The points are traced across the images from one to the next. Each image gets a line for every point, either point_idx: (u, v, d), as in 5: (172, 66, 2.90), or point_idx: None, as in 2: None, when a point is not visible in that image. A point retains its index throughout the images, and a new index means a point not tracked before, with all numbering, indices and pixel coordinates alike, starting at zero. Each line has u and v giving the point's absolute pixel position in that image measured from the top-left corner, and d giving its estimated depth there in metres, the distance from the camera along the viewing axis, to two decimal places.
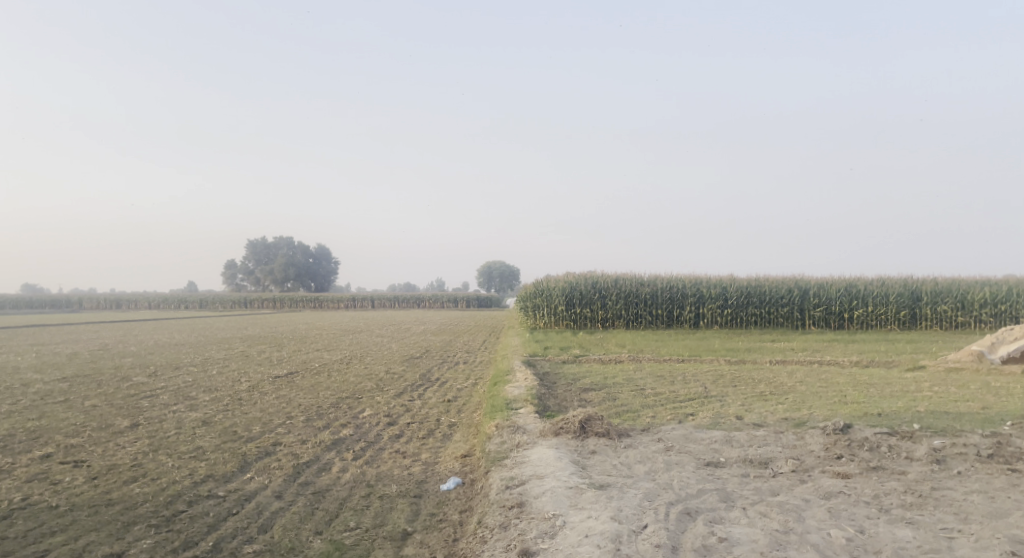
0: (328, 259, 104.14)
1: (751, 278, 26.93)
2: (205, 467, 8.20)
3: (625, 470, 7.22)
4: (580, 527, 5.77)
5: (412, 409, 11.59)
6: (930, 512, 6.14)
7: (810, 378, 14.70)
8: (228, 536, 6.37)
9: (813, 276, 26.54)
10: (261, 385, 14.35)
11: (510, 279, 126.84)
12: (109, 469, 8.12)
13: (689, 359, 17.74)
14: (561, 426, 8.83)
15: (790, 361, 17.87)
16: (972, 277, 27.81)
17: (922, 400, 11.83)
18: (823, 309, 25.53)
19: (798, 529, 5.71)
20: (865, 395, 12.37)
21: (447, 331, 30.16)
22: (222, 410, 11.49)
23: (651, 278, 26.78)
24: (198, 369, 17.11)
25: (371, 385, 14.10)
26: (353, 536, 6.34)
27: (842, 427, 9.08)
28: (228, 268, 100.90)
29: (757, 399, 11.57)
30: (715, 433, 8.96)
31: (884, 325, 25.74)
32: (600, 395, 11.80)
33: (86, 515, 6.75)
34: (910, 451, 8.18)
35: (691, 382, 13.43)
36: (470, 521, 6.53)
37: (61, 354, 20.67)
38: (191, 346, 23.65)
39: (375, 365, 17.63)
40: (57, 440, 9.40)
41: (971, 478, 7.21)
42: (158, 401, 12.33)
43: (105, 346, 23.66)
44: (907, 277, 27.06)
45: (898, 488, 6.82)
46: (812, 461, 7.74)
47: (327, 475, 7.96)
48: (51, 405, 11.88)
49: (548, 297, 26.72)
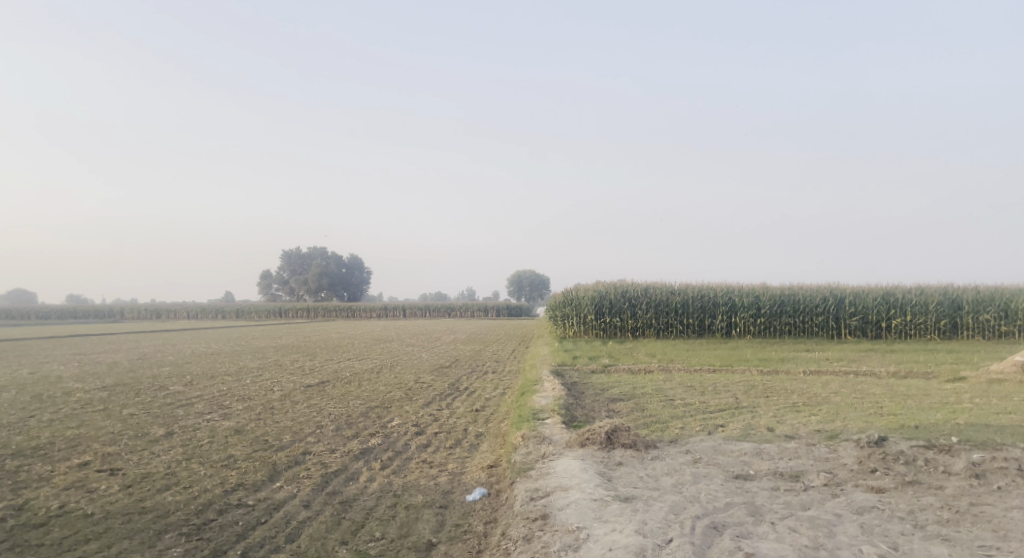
0: (360, 269, 105.13)
1: (784, 287, 26.54)
2: (236, 475, 8.30)
3: (651, 482, 7.14)
4: (604, 541, 5.71)
5: (440, 418, 11.61)
6: (967, 529, 5.96)
7: (845, 389, 14.40)
8: (256, 545, 6.42)
9: (849, 285, 26.08)
10: (292, 394, 14.50)
11: (541, 288, 126.90)
12: (143, 477, 8.26)
13: (720, 369, 17.49)
14: (588, 436, 8.77)
15: (824, 371, 17.54)
16: (1015, 285, 27.06)
17: (961, 411, 11.51)
18: (860, 318, 25.04)
19: (828, 545, 5.57)
20: (902, 406, 12.09)
21: (477, 340, 30.19)
22: (254, 419, 11.63)
23: (682, 287, 26.55)
24: (232, 378, 17.36)
25: (400, 395, 14.17)
26: (379, 546, 6.35)
27: (877, 439, 8.88)
28: (263, 278, 102.49)
29: (789, 410, 11.37)
30: (745, 445, 8.82)
31: (923, 334, 25.15)
32: (629, 406, 11.70)
33: (119, 522, 6.88)
34: (948, 465, 7.95)
35: (722, 393, 13.25)
36: (495, 532, 6.50)
37: (100, 363, 21.17)
38: (226, 355, 24.06)
39: (405, 374, 17.72)
40: (94, 448, 9.59)
41: (1012, 493, 6.98)
42: (192, 410, 12.53)
43: (143, 355, 24.17)
44: (947, 285, 26.42)
45: (934, 503, 6.63)
46: (844, 475, 7.57)
47: (355, 485, 8.01)
48: (89, 414, 12.14)
49: (577, 306, 26.63)
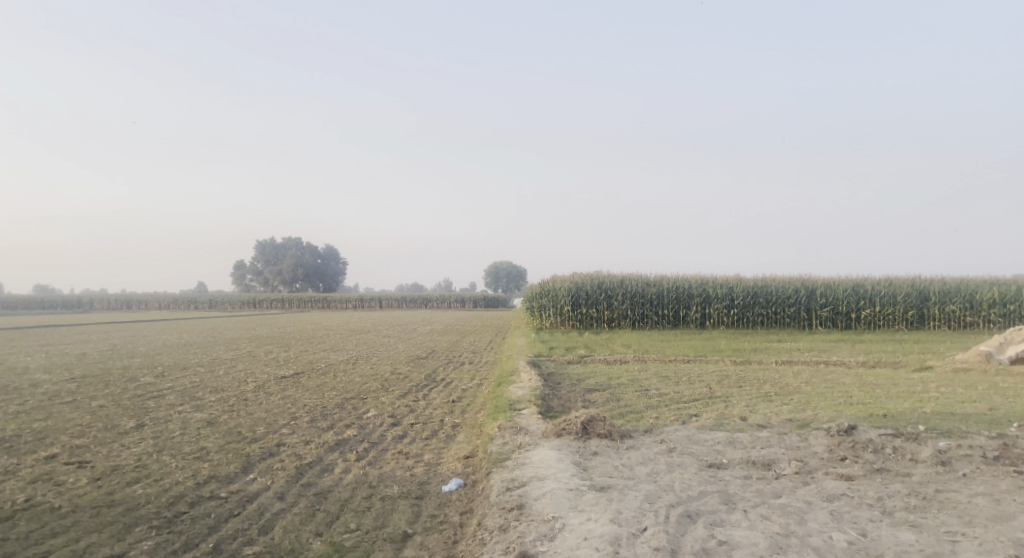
0: (335, 259, 104.37)
1: (758, 278, 26.84)
2: (208, 468, 8.21)
3: (626, 472, 7.19)
4: (579, 530, 5.75)
5: (416, 409, 11.59)
6: (933, 516, 6.09)
7: (815, 379, 14.63)
8: (229, 537, 6.37)
9: (820, 276, 26.46)
10: (266, 386, 14.37)
11: (518, 279, 127.28)
12: (113, 469, 8.16)
13: (694, 360, 17.65)
14: (564, 427, 8.81)
15: (796, 361, 17.81)
16: (981, 277, 27.63)
17: (928, 400, 11.75)
18: (831, 309, 25.43)
19: (798, 532, 5.67)
20: (871, 395, 12.31)
21: (454, 331, 30.15)
22: (227, 411, 11.53)
23: (657, 278, 26.74)
24: (204, 370, 17.14)
25: (375, 386, 14.10)
26: (353, 538, 6.34)
27: (847, 428, 9.03)
28: (237, 269, 101.34)
29: (761, 400, 11.52)
30: (719, 434, 8.93)
31: (892, 325, 25.60)
32: (605, 396, 11.77)
33: (88, 516, 6.78)
34: (915, 453, 8.12)
35: (696, 383, 13.39)
36: (471, 522, 6.52)
37: (69, 355, 20.76)
38: (198, 346, 23.76)
39: (381, 366, 17.66)
40: (62, 441, 9.44)
41: (976, 480, 7.15)
42: (164, 401, 12.37)
43: (113, 346, 23.77)
44: (915, 277, 26.91)
45: (902, 490, 6.77)
46: (815, 463, 7.70)
47: (330, 476, 7.97)
48: (57, 406, 11.93)
49: (554, 298, 26.70)
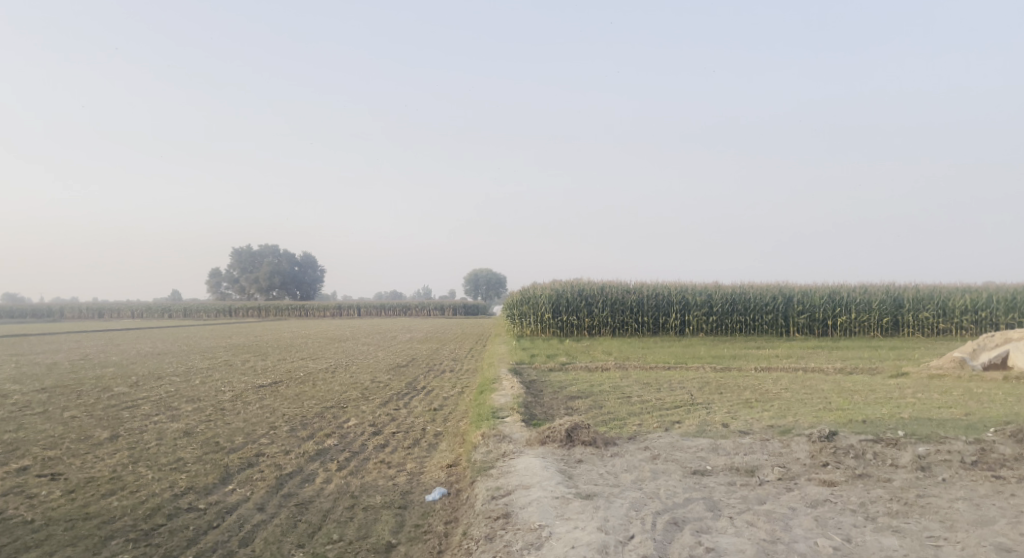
0: (313, 267, 103.54)
1: (736, 285, 27.04)
2: (186, 479, 8.06)
3: (611, 479, 7.18)
4: (566, 538, 5.71)
5: (397, 418, 11.49)
6: (916, 520, 6.14)
7: (794, 385, 14.74)
8: (207, 550, 6.25)
9: (797, 284, 26.74)
10: (244, 395, 14.17)
11: (496, 287, 127.17)
12: (87, 481, 7.98)
13: (675, 367, 17.72)
14: (548, 434, 8.77)
15: (774, 368, 17.94)
16: (953, 284, 28.08)
17: (905, 406, 11.88)
18: (808, 316, 25.69)
19: (785, 539, 5.68)
20: (849, 401, 12.42)
21: (434, 339, 30.01)
22: (204, 421, 11.34)
23: (637, 286, 26.86)
24: (181, 379, 16.87)
25: (355, 395, 13.97)
26: (336, 549, 6.25)
27: (828, 434, 9.09)
28: (213, 276, 100.20)
29: (742, 406, 11.58)
30: (702, 440, 8.95)
31: (867, 331, 25.92)
32: (587, 403, 11.77)
33: (61, 529, 6.62)
34: (895, 458, 8.19)
35: (677, 390, 13.43)
36: (456, 532, 6.46)
37: (39, 365, 20.33)
38: (173, 355, 23.39)
39: (360, 374, 17.51)
40: (34, 452, 9.22)
41: (956, 485, 7.23)
42: (139, 412, 12.13)
43: (85, 356, 23.34)
44: (889, 284, 27.27)
45: (884, 496, 6.82)
46: (798, 469, 7.74)
47: (311, 487, 7.86)
48: (28, 417, 11.65)
49: (534, 305, 26.69)
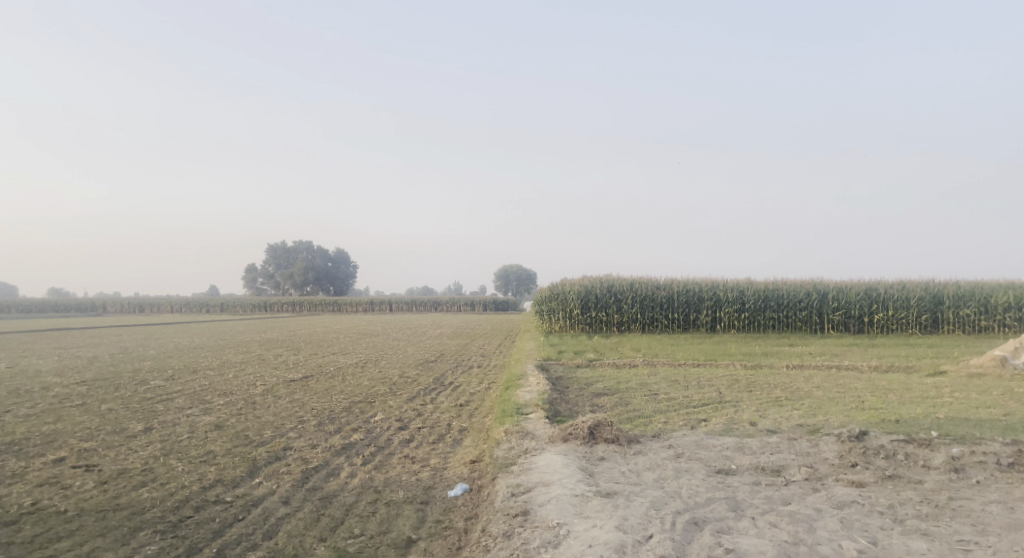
0: (345, 263, 104.53)
1: (769, 282, 26.66)
2: (214, 472, 8.20)
3: (633, 477, 7.12)
4: (584, 537, 5.68)
5: (423, 413, 11.55)
6: (946, 524, 5.99)
7: (827, 383, 14.48)
8: (232, 542, 6.35)
9: (832, 280, 26.27)
10: (275, 389, 14.37)
11: (528, 283, 127.31)
12: (119, 473, 8.16)
13: (705, 364, 17.51)
14: (571, 431, 8.73)
15: (807, 365, 17.64)
16: (996, 281, 27.32)
17: (941, 405, 11.60)
18: (843, 312, 25.20)
19: (807, 540, 5.58)
20: (883, 400, 12.16)
21: (464, 334, 30.10)
22: (234, 414, 11.53)
23: (667, 281, 26.64)
24: (214, 373, 17.18)
25: (383, 389, 14.09)
26: (357, 543, 6.30)
27: (858, 434, 8.90)
28: (249, 272, 101.89)
29: (771, 405, 11.41)
30: (727, 439, 8.82)
31: (905, 329, 25.36)
32: (613, 400, 11.69)
33: (93, 520, 6.77)
34: (927, 459, 8.00)
35: (705, 387, 13.29)
36: (475, 528, 6.47)
37: (80, 357, 20.87)
38: (208, 349, 23.82)
39: (389, 369, 17.64)
40: (70, 444, 9.46)
41: (989, 487, 7.03)
42: (172, 405, 12.38)
43: (124, 349, 23.88)
44: (929, 281, 26.64)
45: (913, 497, 6.66)
46: (825, 469, 7.59)
47: (336, 481, 7.94)
48: (66, 409, 11.96)
49: (563, 301, 26.61)
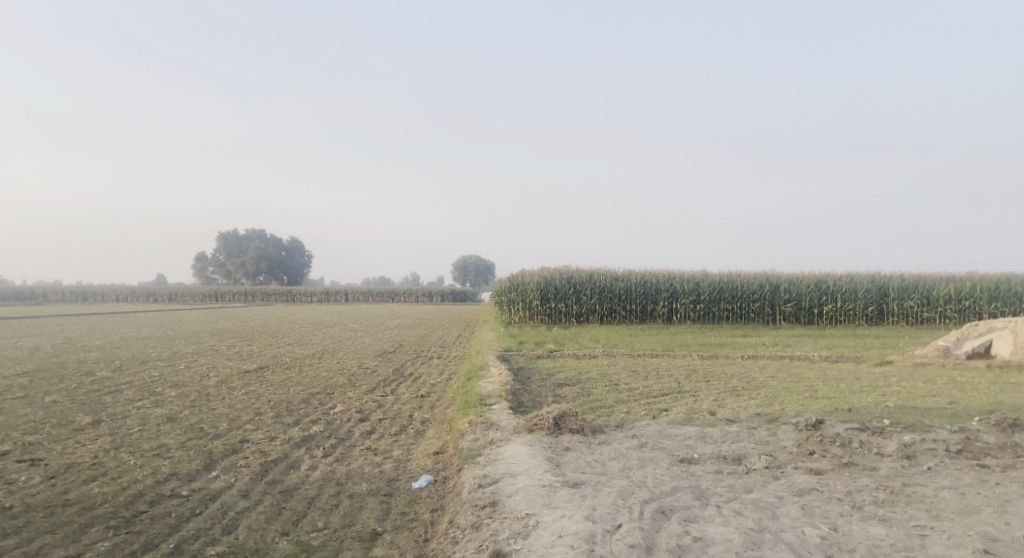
0: (300, 252, 102.86)
1: (723, 273, 27.08)
2: (168, 465, 7.96)
3: (599, 467, 7.15)
4: (553, 527, 5.68)
5: (384, 404, 11.43)
6: (902, 510, 6.15)
7: (781, 373, 14.77)
8: (190, 538, 6.17)
9: (784, 272, 26.82)
10: (229, 380, 14.03)
11: (486, 274, 127.43)
12: (67, 467, 7.86)
13: (662, 355, 17.70)
14: (536, 422, 8.73)
15: (761, 356, 17.99)
16: (938, 274, 28.25)
17: (890, 394, 11.94)
18: (794, 304, 25.78)
19: (772, 528, 5.67)
20: (835, 389, 12.45)
21: (422, 325, 29.86)
22: (188, 406, 11.22)
23: (625, 273, 26.84)
24: (165, 364, 16.72)
25: (342, 381, 13.89)
26: (321, 537, 6.18)
27: (815, 423, 9.10)
28: (199, 260, 99.54)
29: (729, 394, 11.59)
30: (689, 429, 8.93)
31: (852, 320, 26.07)
32: (574, 391, 11.73)
33: (41, 516, 6.51)
34: (881, 446, 8.22)
35: (664, 377, 13.43)
36: (442, 520, 6.40)
37: (21, 348, 20.06)
38: (157, 339, 23.18)
39: (347, 360, 17.40)
40: (14, 437, 9.09)
41: (941, 474, 7.26)
42: (122, 397, 11.99)
43: (69, 339, 23.10)
44: (875, 273, 27.39)
45: (870, 484, 6.83)
46: (785, 457, 7.74)
47: (296, 473, 7.80)
48: (9, 401, 11.48)
49: (522, 292, 26.62)
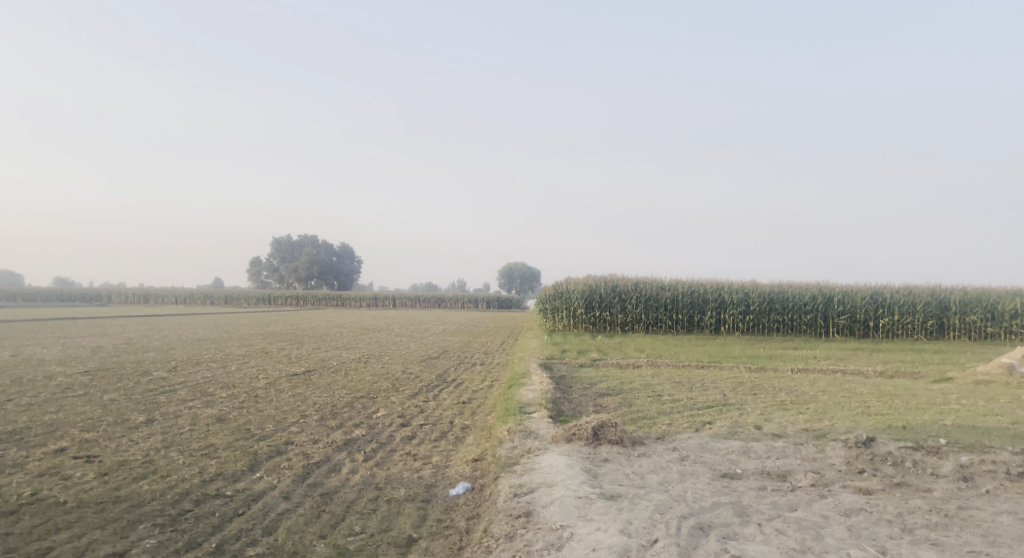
0: (350, 258, 104.62)
1: (773, 284, 26.50)
2: (214, 465, 8.14)
3: (637, 480, 7.04)
4: (588, 540, 5.60)
5: (426, 410, 11.48)
6: (956, 534, 5.89)
7: (832, 387, 14.34)
8: (232, 538, 6.28)
9: (838, 284, 26.11)
10: (277, 383, 14.29)
11: (532, 282, 127.22)
12: (120, 464, 8.10)
13: (709, 366, 17.39)
14: (574, 432, 8.64)
15: (812, 369, 17.50)
16: (1003, 287, 27.10)
17: (949, 412, 11.46)
18: (848, 317, 25.05)
19: (815, 548, 5.49)
20: (889, 406, 12.02)
21: (466, 331, 29.95)
22: (237, 407, 11.46)
23: (672, 282, 26.49)
24: (217, 365, 17.16)
25: (386, 385, 14.02)
26: (358, 541, 6.22)
27: (866, 440, 8.80)
28: (253, 264, 102.14)
29: (776, 408, 11.30)
30: (732, 443, 8.73)
31: (910, 334, 25.20)
32: (616, 401, 11.58)
33: (92, 512, 6.71)
34: (935, 467, 7.89)
35: (709, 389, 13.17)
36: (477, 528, 6.38)
37: (84, 347, 20.79)
38: (212, 341, 23.79)
39: (392, 365, 17.57)
40: (72, 434, 9.41)
41: (1000, 497, 6.93)
42: (175, 397, 12.30)
43: (128, 340, 23.86)
44: (935, 286, 26.45)
45: (923, 506, 6.56)
46: (832, 475, 7.50)
47: (337, 477, 7.87)
48: (68, 399, 11.89)
49: (567, 300, 26.53)
